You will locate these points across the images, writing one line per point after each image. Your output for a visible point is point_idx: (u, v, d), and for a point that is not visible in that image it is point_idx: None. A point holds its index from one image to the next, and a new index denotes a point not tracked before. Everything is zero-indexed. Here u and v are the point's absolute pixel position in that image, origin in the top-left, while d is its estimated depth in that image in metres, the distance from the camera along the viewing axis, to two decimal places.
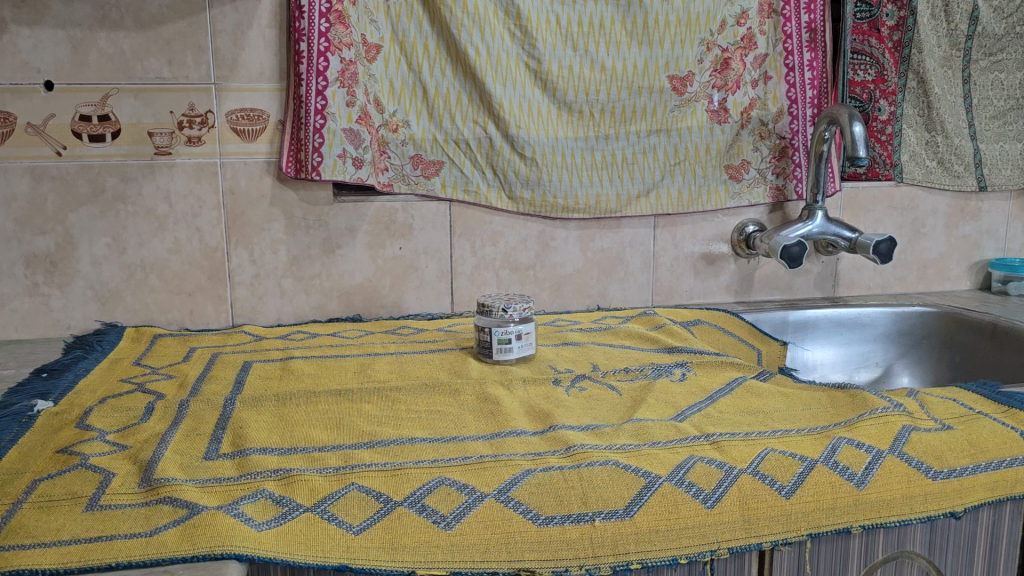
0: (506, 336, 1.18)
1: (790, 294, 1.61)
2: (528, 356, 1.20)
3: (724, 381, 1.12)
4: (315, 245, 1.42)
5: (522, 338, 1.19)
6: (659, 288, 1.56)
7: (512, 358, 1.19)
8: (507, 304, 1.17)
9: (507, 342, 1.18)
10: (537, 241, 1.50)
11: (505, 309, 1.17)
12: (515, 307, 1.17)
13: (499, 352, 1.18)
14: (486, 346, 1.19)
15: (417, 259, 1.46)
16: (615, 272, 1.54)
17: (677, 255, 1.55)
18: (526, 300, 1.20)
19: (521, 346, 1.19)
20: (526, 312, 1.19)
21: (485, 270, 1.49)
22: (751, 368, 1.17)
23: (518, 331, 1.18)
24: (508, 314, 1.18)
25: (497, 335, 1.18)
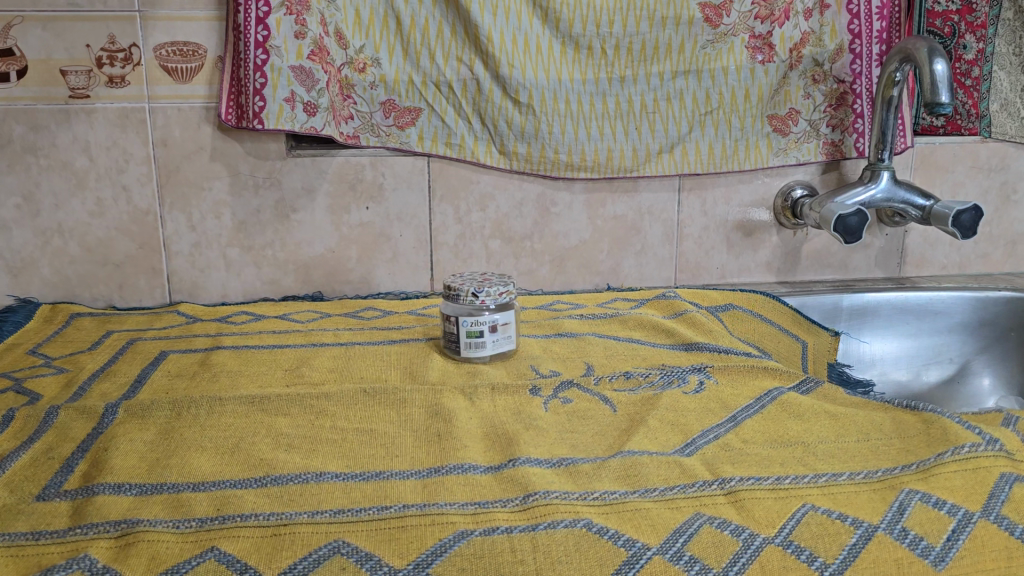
0: (477, 329, 0.93)
1: (844, 274, 1.33)
2: (507, 350, 0.96)
3: (754, 394, 0.85)
4: (266, 209, 1.19)
5: (499, 330, 0.94)
6: (685, 265, 1.29)
7: (485, 354, 0.94)
8: (476, 288, 0.92)
9: (478, 335, 0.93)
10: (536, 206, 1.24)
11: (474, 295, 0.92)
12: (489, 292, 0.92)
13: (468, 348, 0.94)
14: (452, 340, 0.95)
15: (390, 227, 1.22)
16: (631, 246, 1.28)
17: (707, 226, 1.28)
18: (504, 283, 0.94)
19: (498, 340, 0.94)
20: (504, 298, 0.93)
21: (472, 241, 1.24)
22: (794, 375, 0.90)
23: (493, 321, 0.93)
24: (479, 301, 0.92)
25: (465, 326, 0.93)
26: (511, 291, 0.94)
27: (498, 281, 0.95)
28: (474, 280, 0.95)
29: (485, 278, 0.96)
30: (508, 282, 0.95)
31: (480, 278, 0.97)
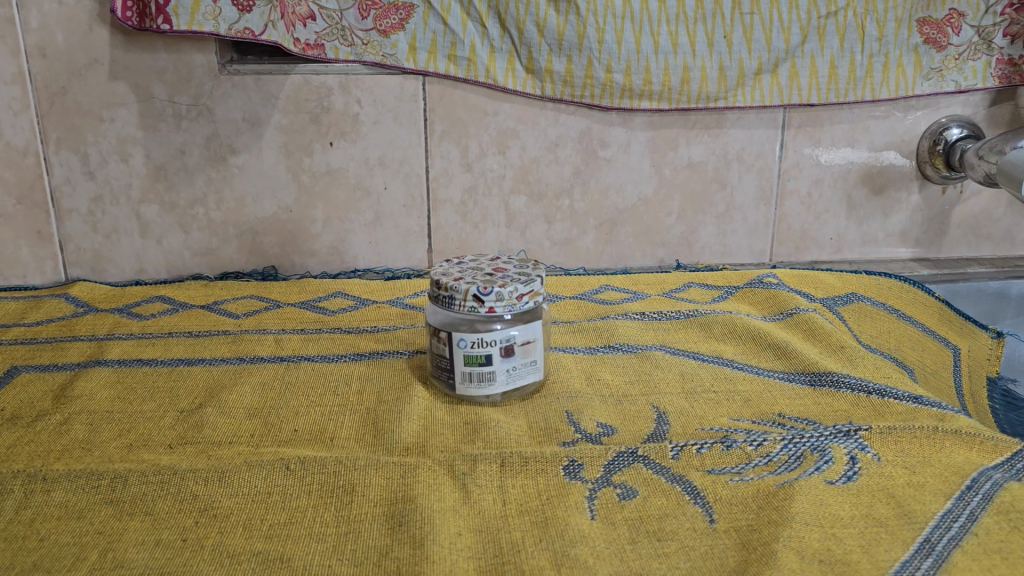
0: (483, 354, 0.58)
1: (1006, 248, 0.96)
2: (529, 384, 0.61)
3: (951, 487, 0.50)
4: (193, 149, 0.83)
5: (517, 355, 0.59)
6: (784, 233, 0.93)
7: (493, 391, 0.60)
8: (482, 290, 0.57)
9: (484, 362, 0.58)
10: (577, 149, 0.88)
11: (477, 301, 0.57)
12: (501, 297, 0.57)
13: (468, 381, 0.59)
14: (444, 367, 0.60)
15: (370, 177, 0.86)
16: (710, 205, 0.91)
17: (820, 179, 0.91)
18: (527, 279, 0.59)
19: (514, 370, 0.59)
20: (526, 306, 0.58)
21: (487, 198, 0.88)
22: (1006, 443, 0.54)
23: (508, 342, 0.58)
24: (486, 309, 0.57)
25: (463, 349, 0.58)
26: (536, 293, 0.59)
27: (517, 275, 0.60)
28: (479, 274, 0.61)
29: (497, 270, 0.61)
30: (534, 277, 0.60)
31: (489, 269, 0.62)
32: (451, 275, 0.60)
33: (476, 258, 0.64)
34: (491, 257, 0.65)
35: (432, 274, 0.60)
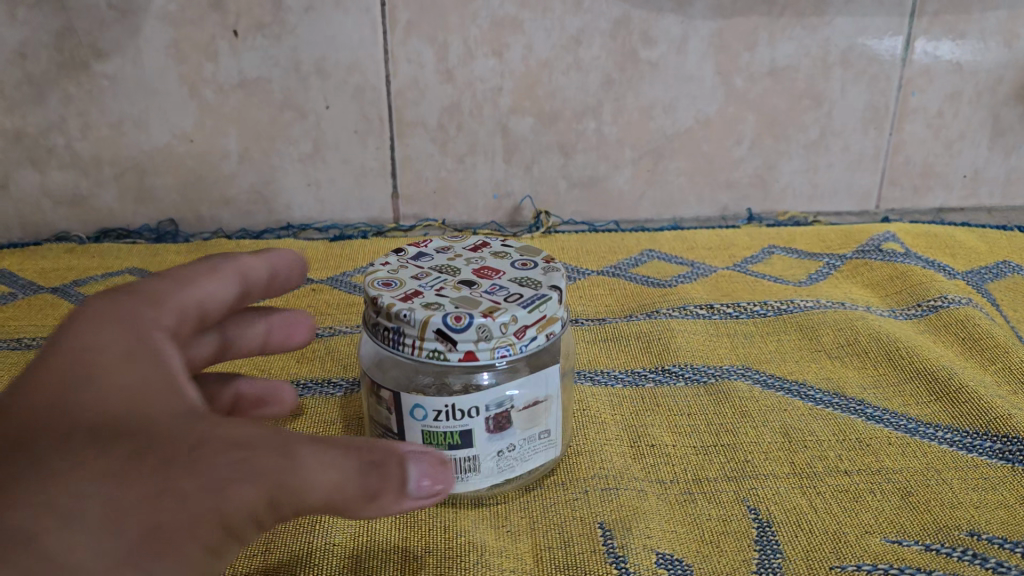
0: (457, 432, 0.32)
1: None
2: (534, 465, 0.36)
3: None
4: (39, 52, 0.56)
5: (515, 428, 0.33)
6: (899, 168, 0.66)
7: (476, 485, 0.34)
8: (453, 323, 0.31)
9: (460, 446, 0.33)
10: (608, 48, 0.60)
11: (445, 342, 0.31)
12: (487, 336, 0.31)
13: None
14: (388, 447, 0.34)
15: (304, 91, 0.59)
16: (798, 130, 0.64)
17: (958, 92, 0.63)
18: (533, 296, 0.33)
19: (511, 451, 0.34)
20: (531, 347, 0.32)
21: (477, 121, 0.61)
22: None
23: (501, 409, 0.33)
24: (460, 356, 0.31)
25: (421, 423, 0.32)
26: (550, 320, 0.33)
27: (516, 285, 0.34)
28: (450, 282, 0.34)
29: (483, 273, 0.35)
30: (545, 290, 0.33)
31: (467, 270, 0.36)
32: (402, 286, 0.34)
33: (447, 246, 0.38)
34: (471, 244, 0.38)
35: (368, 286, 0.34)
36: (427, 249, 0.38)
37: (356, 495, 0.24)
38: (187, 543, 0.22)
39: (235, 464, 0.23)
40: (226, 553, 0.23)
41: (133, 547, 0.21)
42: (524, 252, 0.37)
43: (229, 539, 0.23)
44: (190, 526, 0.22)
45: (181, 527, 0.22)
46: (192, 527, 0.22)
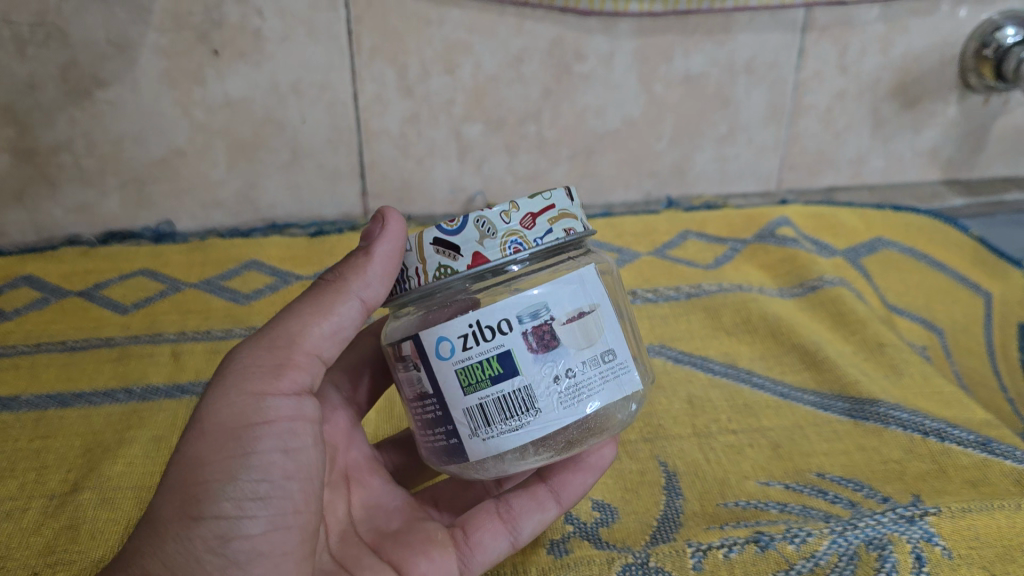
0: (494, 354, 0.34)
1: None
2: (608, 401, 0.35)
3: None
4: (45, 82, 0.64)
5: (565, 343, 0.34)
6: (796, 155, 0.78)
7: (540, 430, 0.34)
8: (448, 228, 0.36)
9: (502, 375, 0.34)
10: (546, 63, 0.69)
11: (450, 250, 0.35)
12: (491, 231, 0.35)
13: (484, 425, 0.34)
14: (434, 418, 0.36)
15: (282, 108, 0.68)
16: (710, 128, 0.74)
17: (843, 92, 0.74)
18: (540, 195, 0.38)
19: (570, 376, 0.34)
20: (548, 238, 0.36)
21: (434, 129, 0.71)
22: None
23: (537, 322, 0.34)
24: (470, 259, 0.35)
25: (452, 359, 0.34)
26: (562, 213, 0.37)
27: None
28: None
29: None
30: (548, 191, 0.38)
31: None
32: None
33: None
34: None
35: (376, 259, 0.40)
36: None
37: (316, 302, 0.36)
38: (206, 471, 0.31)
39: (198, 411, 0.33)
40: (261, 448, 0.32)
41: (173, 516, 0.31)
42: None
43: (251, 435, 0.32)
44: (202, 454, 0.31)
45: (192, 466, 0.31)
46: (199, 460, 0.31)
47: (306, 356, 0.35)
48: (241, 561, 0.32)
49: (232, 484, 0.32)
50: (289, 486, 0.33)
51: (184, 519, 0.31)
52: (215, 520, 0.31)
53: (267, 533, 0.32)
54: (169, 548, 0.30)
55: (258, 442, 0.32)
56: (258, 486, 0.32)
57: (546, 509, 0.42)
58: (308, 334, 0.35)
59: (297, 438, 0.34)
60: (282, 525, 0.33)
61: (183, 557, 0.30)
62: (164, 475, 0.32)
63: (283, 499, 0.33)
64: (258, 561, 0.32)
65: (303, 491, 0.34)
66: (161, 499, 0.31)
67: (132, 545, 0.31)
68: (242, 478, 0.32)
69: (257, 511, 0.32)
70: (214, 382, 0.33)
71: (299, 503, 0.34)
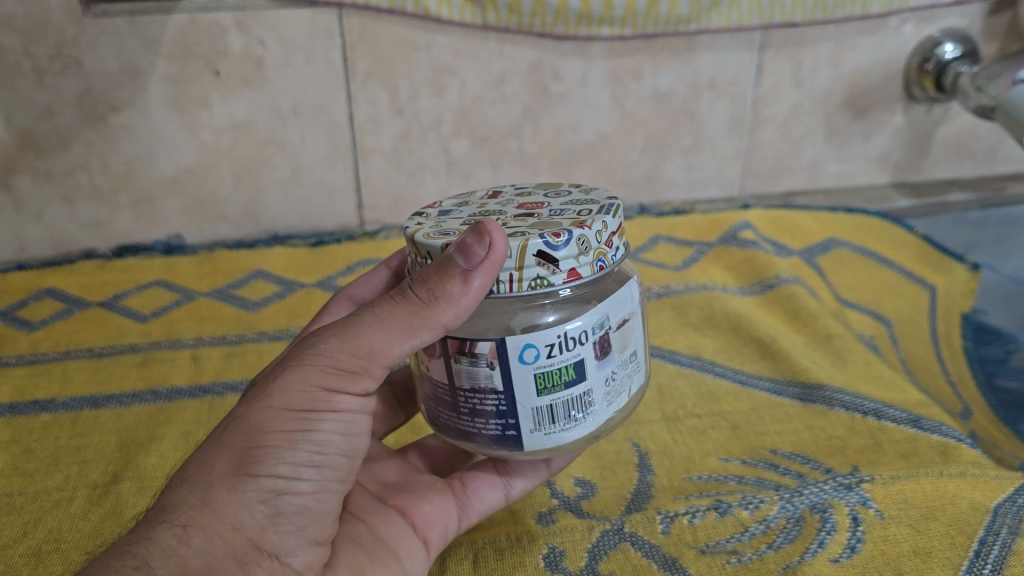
0: (570, 362, 0.36)
1: (989, 166, 0.89)
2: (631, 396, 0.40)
3: (958, 551, 0.44)
4: (62, 110, 0.69)
5: (616, 351, 0.38)
6: (757, 163, 0.84)
7: (588, 426, 0.38)
8: (554, 242, 0.35)
9: (573, 381, 0.36)
10: (526, 84, 0.75)
11: (548, 263, 0.35)
12: (586, 248, 0.36)
13: (548, 422, 0.37)
14: (494, 412, 0.37)
15: (283, 129, 0.74)
16: (677, 140, 0.81)
17: (798, 104, 0.81)
18: (603, 206, 0.39)
19: (615, 378, 0.38)
20: (616, 255, 0.38)
21: (423, 146, 0.77)
22: (1008, 480, 0.49)
23: (603, 333, 0.37)
24: (563, 276, 0.35)
25: (534, 365, 0.35)
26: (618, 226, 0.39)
27: (576, 206, 0.39)
28: (508, 216, 0.39)
29: (530, 207, 0.40)
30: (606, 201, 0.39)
31: (512, 210, 0.40)
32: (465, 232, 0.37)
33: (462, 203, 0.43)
34: (490, 196, 0.43)
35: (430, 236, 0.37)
36: (445, 207, 0.42)
37: (403, 321, 0.36)
38: (269, 438, 0.34)
39: (274, 384, 0.35)
40: (323, 429, 0.35)
41: (230, 470, 0.34)
42: (553, 190, 0.43)
43: (315, 418, 0.35)
44: (269, 424, 0.34)
45: (256, 429, 0.34)
46: (265, 427, 0.34)
47: (383, 367, 0.37)
48: (288, 511, 0.35)
49: (291, 452, 0.35)
50: (338, 460, 0.37)
51: (242, 474, 0.34)
52: (269, 480, 0.34)
53: (313, 493, 0.36)
54: (223, 497, 0.33)
55: (322, 425, 0.35)
56: (314, 456, 0.35)
57: (539, 467, 0.47)
58: (391, 350, 0.36)
59: (357, 422, 0.37)
60: (327, 488, 0.36)
61: (234, 507, 0.34)
62: (230, 427, 0.35)
63: (332, 469, 0.36)
64: (301, 513, 0.36)
65: (349, 466, 0.37)
66: (221, 450, 0.35)
67: (186, 482, 0.34)
68: (300, 449, 0.35)
69: (308, 479, 0.35)
70: (293, 365, 0.36)
71: (344, 474, 0.37)
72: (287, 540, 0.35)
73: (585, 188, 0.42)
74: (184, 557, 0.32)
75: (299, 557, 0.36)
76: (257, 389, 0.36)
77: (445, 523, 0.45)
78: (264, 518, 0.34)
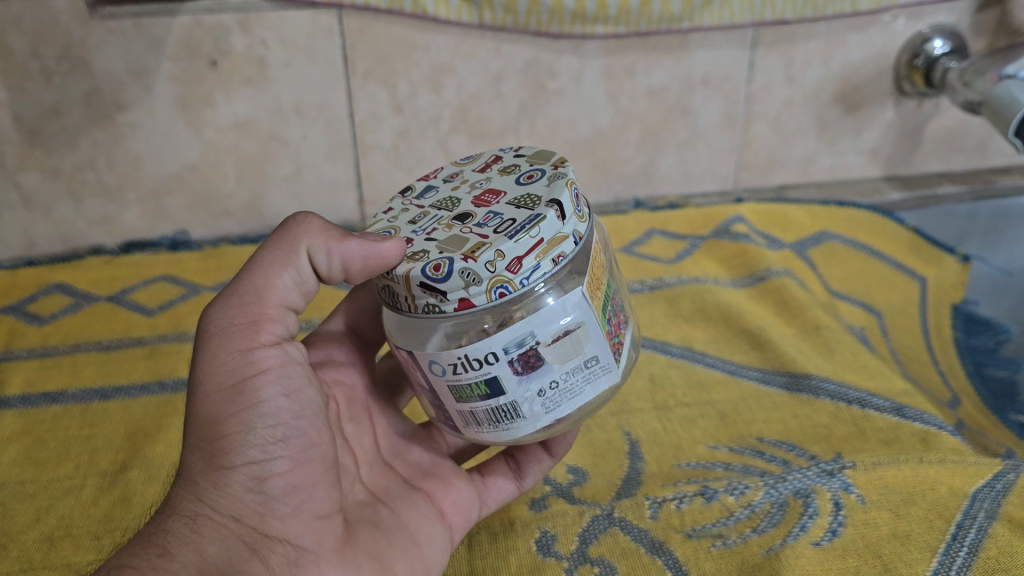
0: (482, 380, 0.37)
1: (979, 159, 0.90)
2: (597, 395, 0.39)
3: (936, 536, 0.46)
4: (70, 109, 0.71)
5: (547, 365, 0.37)
6: (751, 157, 0.86)
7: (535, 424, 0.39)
8: (433, 275, 0.37)
9: (491, 393, 0.38)
10: (522, 81, 0.77)
11: (434, 294, 0.37)
12: (476, 279, 0.36)
13: (479, 421, 0.39)
14: (434, 404, 0.41)
15: (285, 126, 0.76)
16: (671, 135, 0.83)
17: (791, 100, 0.82)
18: (528, 216, 0.37)
19: (551, 391, 0.38)
20: (534, 276, 0.37)
21: (422, 142, 0.79)
22: (986, 466, 0.51)
23: (521, 352, 0.36)
24: (454, 305, 0.37)
25: (445, 377, 0.38)
26: (552, 243, 0.37)
27: (513, 209, 0.39)
28: (448, 218, 0.40)
29: (483, 201, 0.40)
30: (538, 209, 0.38)
31: (468, 201, 0.41)
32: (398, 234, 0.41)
33: (456, 172, 0.45)
34: (480, 166, 0.44)
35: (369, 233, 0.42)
36: (433, 180, 0.45)
37: (273, 256, 0.40)
38: (225, 425, 0.37)
39: (199, 371, 0.38)
40: (265, 398, 0.38)
41: (207, 467, 0.37)
42: (535, 165, 0.42)
43: (254, 386, 0.38)
44: (218, 413, 0.37)
45: (210, 423, 0.37)
46: (215, 419, 0.37)
47: (276, 307, 0.40)
48: (277, 494, 0.38)
49: (252, 433, 0.38)
50: (299, 423, 0.39)
51: (217, 469, 0.37)
52: (245, 467, 0.38)
53: (292, 469, 0.39)
54: (212, 494, 0.37)
55: (262, 393, 0.38)
56: (274, 429, 0.38)
57: (544, 458, 0.50)
58: (274, 285, 0.40)
59: (292, 373, 0.40)
60: (304, 459, 0.39)
61: (227, 500, 0.37)
62: (188, 431, 0.38)
63: (298, 436, 0.39)
64: (291, 490, 0.39)
65: (312, 425, 0.40)
66: (191, 452, 0.38)
67: (176, 493, 0.38)
68: (258, 425, 0.38)
69: (279, 454, 0.38)
70: (206, 347, 0.38)
71: (312, 435, 0.40)
72: (290, 523, 0.39)
73: (561, 168, 0.41)
74: (202, 545, 0.36)
75: (308, 535, 0.39)
76: (191, 383, 0.38)
77: (468, 512, 0.47)
78: (258, 506, 0.38)
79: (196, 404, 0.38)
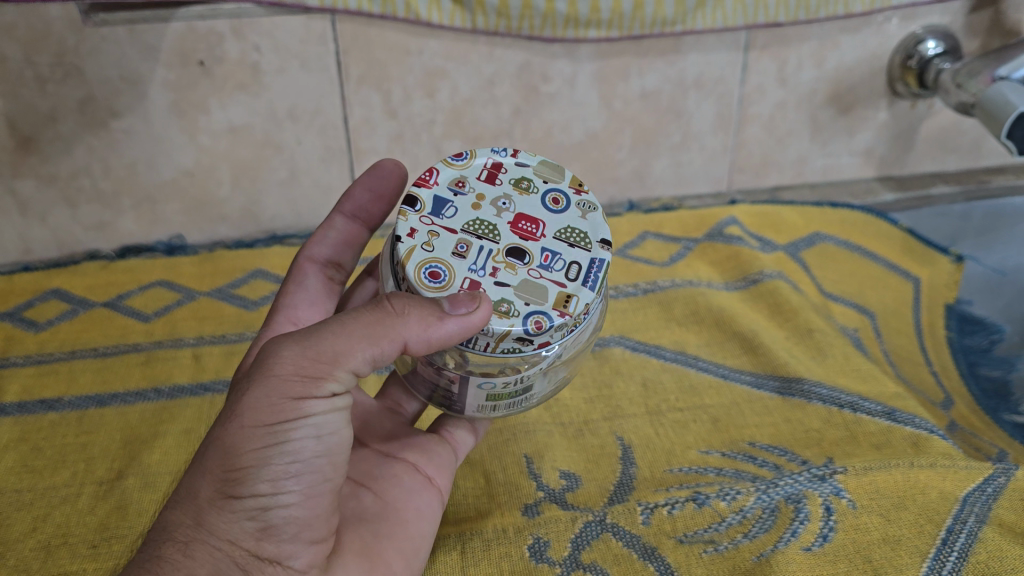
0: (520, 385, 0.42)
1: (973, 159, 0.90)
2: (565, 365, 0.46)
3: (927, 542, 0.46)
4: (64, 116, 0.71)
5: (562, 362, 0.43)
6: (744, 159, 0.86)
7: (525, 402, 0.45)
8: (532, 330, 0.38)
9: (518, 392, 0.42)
10: (515, 85, 0.77)
11: (522, 343, 0.39)
12: (563, 327, 0.39)
13: (490, 408, 0.43)
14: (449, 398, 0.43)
15: (279, 132, 0.76)
16: (664, 137, 0.83)
17: (784, 102, 0.82)
18: (592, 260, 0.41)
19: (556, 373, 0.44)
20: (593, 311, 0.41)
21: (417, 146, 0.79)
22: (977, 470, 0.51)
23: (555, 360, 0.42)
24: (534, 346, 0.39)
25: (487, 388, 0.41)
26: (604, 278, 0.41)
27: (568, 247, 0.41)
28: (501, 251, 0.41)
29: (525, 232, 0.42)
30: (598, 251, 0.41)
31: (507, 229, 0.42)
32: (452, 274, 0.40)
33: (461, 182, 0.43)
34: (483, 175, 0.44)
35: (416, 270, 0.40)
36: (438, 189, 0.43)
37: (366, 329, 0.38)
38: (242, 459, 0.38)
39: (239, 399, 0.38)
40: (293, 438, 0.38)
41: (218, 491, 0.38)
42: (550, 183, 0.44)
43: (286, 428, 0.38)
44: (239, 446, 0.38)
45: (230, 452, 0.38)
46: (236, 449, 0.38)
47: (346, 370, 0.39)
48: (279, 522, 0.39)
49: (268, 468, 0.38)
50: (319, 462, 0.39)
51: (226, 492, 0.38)
52: (252, 498, 0.38)
53: (301, 501, 0.39)
54: (214, 518, 0.39)
55: (290, 435, 0.38)
56: (290, 467, 0.38)
57: None
58: (353, 353, 0.38)
59: (333, 419, 0.39)
60: (314, 494, 0.39)
61: (226, 525, 0.39)
62: (210, 449, 0.39)
63: (313, 473, 0.39)
64: (292, 522, 0.39)
65: (334, 463, 0.40)
66: (208, 472, 0.39)
67: (184, 502, 0.39)
68: (275, 463, 0.38)
69: (289, 489, 0.39)
70: (258, 381, 0.38)
71: (328, 471, 0.40)
72: (285, 547, 0.40)
73: (583, 194, 0.44)
74: (193, 568, 0.38)
75: (301, 558, 0.40)
76: (229, 407, 0.39)
77: (449, 471, 0.49)
78: (257, 531, 0.39)
79: (225, 429, 0.38)
